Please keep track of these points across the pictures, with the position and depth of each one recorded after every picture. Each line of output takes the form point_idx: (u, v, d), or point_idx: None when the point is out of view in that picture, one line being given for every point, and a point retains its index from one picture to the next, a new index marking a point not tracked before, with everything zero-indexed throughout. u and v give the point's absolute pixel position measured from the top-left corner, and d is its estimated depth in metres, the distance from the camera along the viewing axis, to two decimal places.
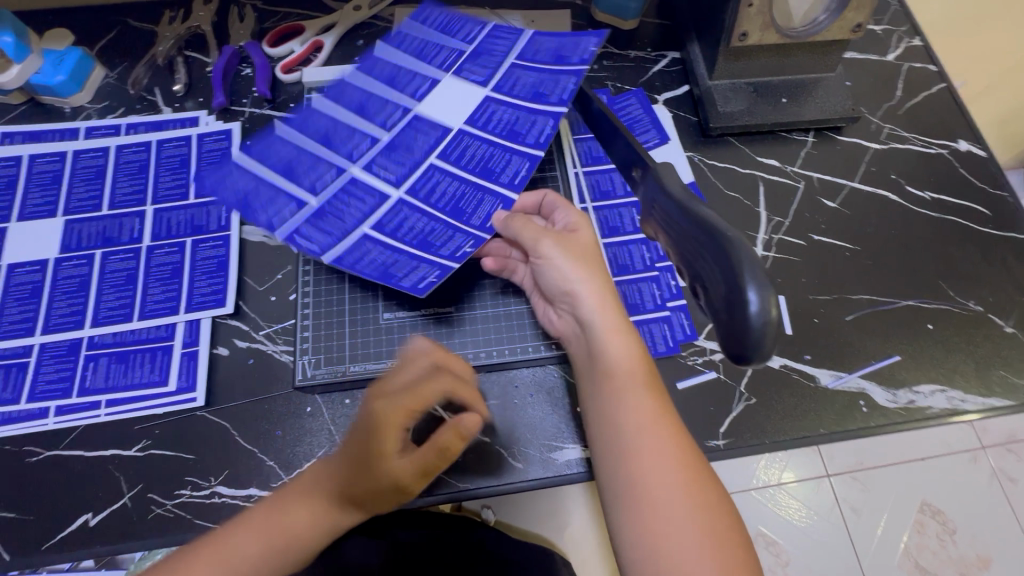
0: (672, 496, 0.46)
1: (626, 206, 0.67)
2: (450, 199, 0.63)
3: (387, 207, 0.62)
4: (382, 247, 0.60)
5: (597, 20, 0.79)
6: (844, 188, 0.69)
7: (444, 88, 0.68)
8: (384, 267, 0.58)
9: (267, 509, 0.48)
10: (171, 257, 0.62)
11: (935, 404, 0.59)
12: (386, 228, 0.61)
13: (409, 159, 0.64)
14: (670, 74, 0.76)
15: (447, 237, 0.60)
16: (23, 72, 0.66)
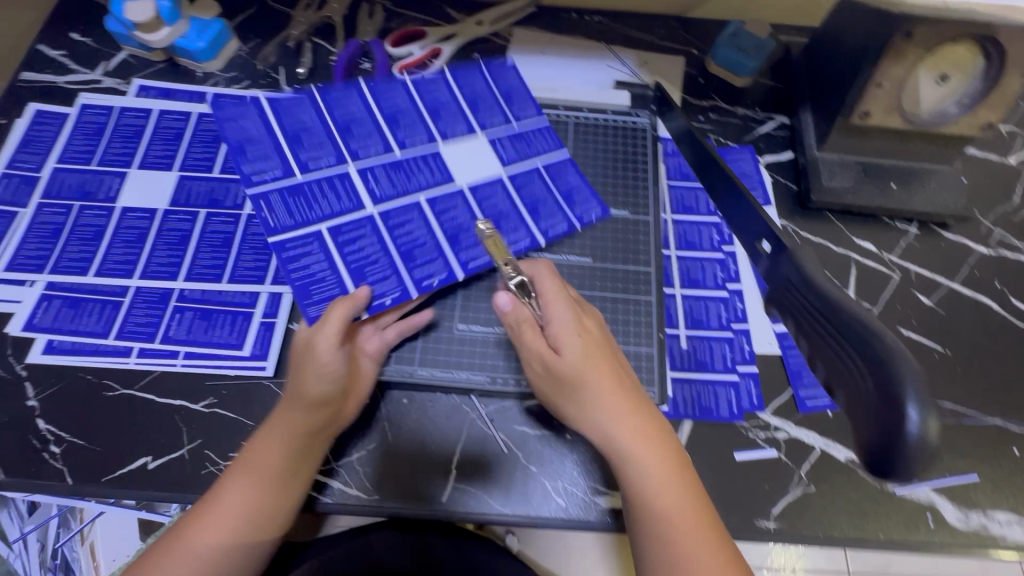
0: (686, 527, 0.47)
1: (710, 262, 0.66)
2: (453, 226, 0.60)
3: (350, 220, 0.57)
4: (322, 257, 0.55)
5: (710, 72, 0.79)
6: (941, 287, 0.66)
7: (459, 146, 0.63)
8: (324, 279, 0.55)
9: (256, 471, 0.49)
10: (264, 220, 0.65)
11: (1010, 535, 0.55)
12: (338, 237, 0.56)
13: (399, 186, 0.60)
14: (776, 138, 0.75)
15: (431, 261, 0.58)
16: (171, 35, 0.70)
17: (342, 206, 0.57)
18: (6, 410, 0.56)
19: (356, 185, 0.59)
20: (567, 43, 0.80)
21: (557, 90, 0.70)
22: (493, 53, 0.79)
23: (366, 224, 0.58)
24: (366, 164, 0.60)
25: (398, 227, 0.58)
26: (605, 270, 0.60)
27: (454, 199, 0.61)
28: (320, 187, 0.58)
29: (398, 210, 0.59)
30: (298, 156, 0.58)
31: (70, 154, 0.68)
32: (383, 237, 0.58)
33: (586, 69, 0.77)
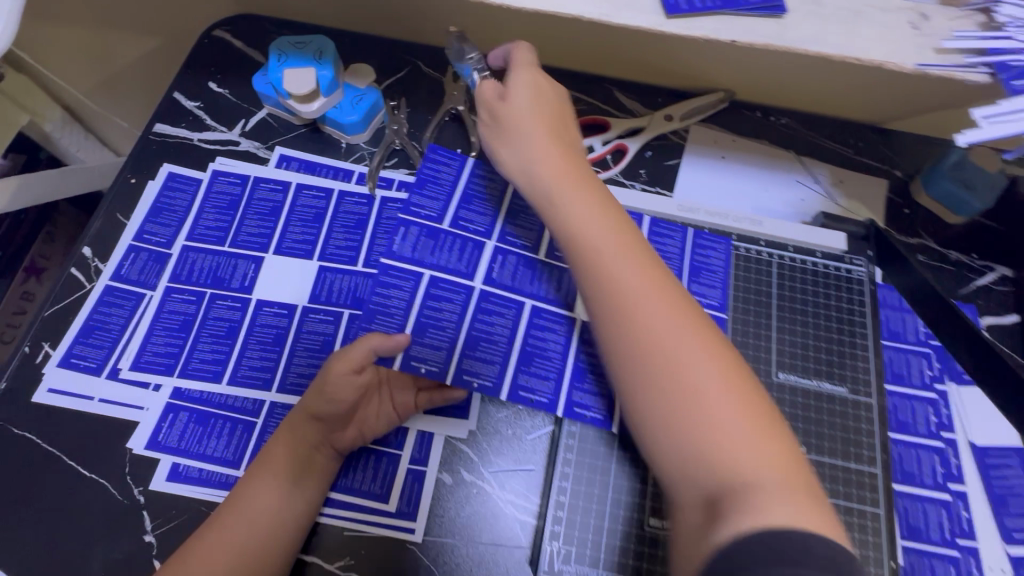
0: (733, 426, 0.37)
1: (928, 450, 0.55)
2: (540, 352, 0.54)
3: (452, 282, 0.55)
4: (457, 314, 0.54)
5: (917, 201, 0.68)
6: None
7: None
8: (444, 330, 0.53)
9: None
10: (402, 287, 0.54)
11: None
12: (482, 304, 0.55)
13: (518, 288, 0.56)
14: (999, 294, 0.64)
15: (543, 377, 0.53)
16: (324, 106, 0.63)
17: (455, 269, 0.55)
18: (122, 545, 0.49)
19: (481, 259, 0.56)
20: (753, 147, 0.70)
21: (761, 221, 0.60)
22: (668, 152, 0.69)
23: (511, 307, 0.55)
24: (507, 246, 0.58)
25: (539, 330, 0.55)
26: (822, 467, 0.50)
27: (559, 324, 0.55)
28: (455, 241, 0.57)
29: (548, 317, 0.55)
30: (459, 211, 0.58)
31: (201, 230, 0.61)
32: (518, 332, 0.54)
33: (775, 183, 0.68)
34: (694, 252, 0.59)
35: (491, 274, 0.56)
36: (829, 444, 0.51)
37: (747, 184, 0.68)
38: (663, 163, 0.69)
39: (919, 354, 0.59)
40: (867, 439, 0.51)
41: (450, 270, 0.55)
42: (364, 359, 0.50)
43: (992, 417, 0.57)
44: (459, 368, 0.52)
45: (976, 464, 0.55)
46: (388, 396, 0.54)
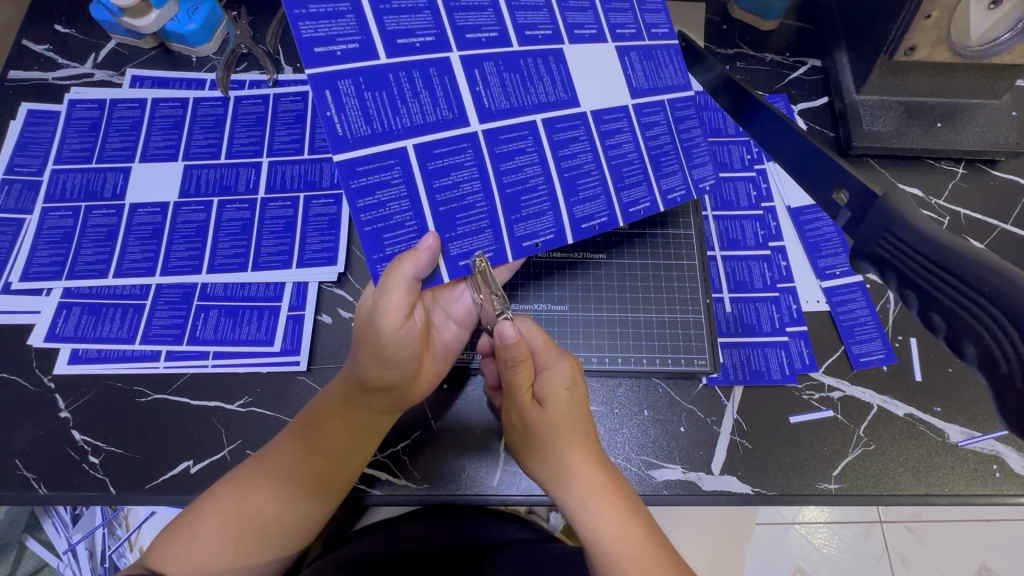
0: (630, 539, 0.43)
1: (749, 219, 0.62)
2: (574, 170, 0.49)
3: (447, 139, 0.44)
4: (476, 173, 0.45)
5: (733, 18, 0.74)
6: (994, 229, 0.63)
7: (590, 50, 0.50)
8: (475, 207, 0.45)
9: (246, 521, 0.45)
10: (390, 181, 0.42)
11: None
12: (495, 147, 0.46)
13: (513, 97, 0.46)
14: (809, 83, 0.71)
15: (592, 199, 0.49)
16: (159, 20, 0.66)
17: (442, 117, 0.44)
18: (41, 424, 0.54)
19: (460, 83, 0.44)
20: None
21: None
22: None
23: (526, 132, 0.47)
24: (474, 50, 0.45)
25: (562, 148, 0.48)
26: (643, 237, 0.59)
27: (575, 125, 0.49)
28: (411, 78, 0.43)
29: (563, 123, 0.48)
30: (386, 24, 0.42)
31: (67, 154, 0.65)
32: (545, 158, 0.48)
33: None
34: (649, 31, 0.53)
35: (484, 104, 0.45)
36: (650, 218, 0.60)
37: None
38: None
39: (739, 143, 0.66)
40: (680, 210, 0.61)
41: (426, 119, 0.43)
42: (410, 294, 0.42)
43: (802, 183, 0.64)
44: (514, 235, 0.46)
45: (792, 222, 0.62)
46: (443, 310, 0.52)
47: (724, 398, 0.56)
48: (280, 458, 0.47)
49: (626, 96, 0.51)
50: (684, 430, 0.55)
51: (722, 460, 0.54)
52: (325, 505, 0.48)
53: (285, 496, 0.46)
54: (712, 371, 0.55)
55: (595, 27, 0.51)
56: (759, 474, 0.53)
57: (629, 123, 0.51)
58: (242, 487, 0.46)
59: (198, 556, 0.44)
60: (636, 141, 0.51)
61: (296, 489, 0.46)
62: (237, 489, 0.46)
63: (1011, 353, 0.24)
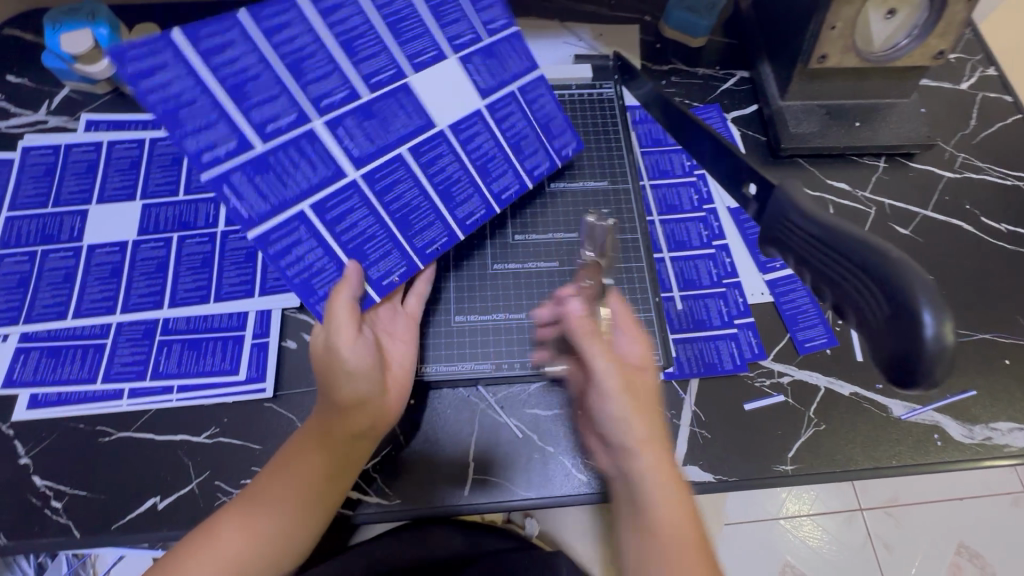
0: (683, 539, 0.43)
1: (694, 221, 0.66)
2: (445, 178, 0.56)
3: (333, 193, 0.50)
4: (367, 211, 0.52)
5: (666, 37, 0.79)
6: (916, 216, 0.68)
7: (434, 71, 0.54)
8: (376, 235, 0.53)
9: (220, 560, 0.45)
10: (299, 239, 0.49)
11: (1012, 443, 0.57)
12: (375, 185, 0.52)
13: (374, 139, 0.52)
14: (739, 93, 0.76)
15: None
16: (114, 64, 0.68)
17: (322, 176, 0.50)
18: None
19: (330, 148, 0.50)
20: (520, 24, 0.79)
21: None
22: None
23: (394, 165, 0.53)
24: (333, 113, 0.49)
25: (431, 164, 0.55)
26: None
27: (437, 143, 0.55)
28: (288, 153, 0.48)
29: (426, 145, 0.55)
30: (253, 117, 0.46)
31: (22, 200, 0.65)
32: (418, 177, 0.55)
33: (542, 47, 0.77)
34: (486, 29, 0.57)
35: (353, 152, 0.51)
36: None
37: None
38: None
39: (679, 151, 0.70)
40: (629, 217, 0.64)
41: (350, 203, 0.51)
42: (353, 314, 0.49)
43: None
44: (416, 247, 0.55)
45: (733, 221, 0.66)
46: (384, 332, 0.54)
47: (682, 391, 0.58)
48: (258, 489, 0.47)
49: (476, 98, 0.57)
50: None
51: (684, 453, 0.56)
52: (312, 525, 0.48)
53: (263, 523, 0.46)
54: (666, 366, 0.57)
55: (432, 51, 0.54)
56: (719, 462, 0.56)
57: (486, 125, 0.58)
58: (218, 528, 0.46)
59: None
60: (512, 164, 0.60)
61: (276, 512, 0.47)
62: (214, 531, 0.46)
63: (879, 312, 0.30)
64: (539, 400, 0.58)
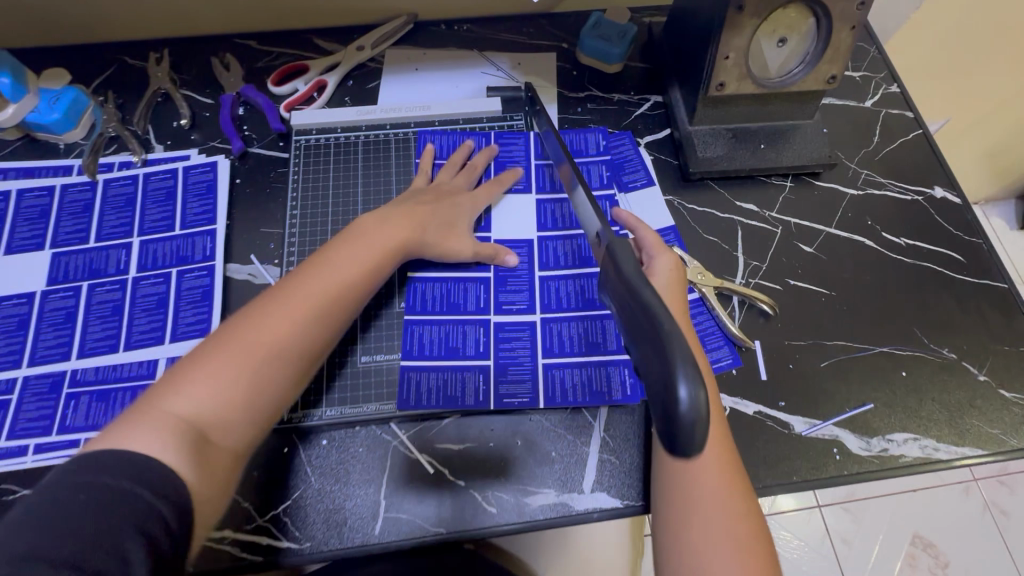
0: (718, 514, 0.46)
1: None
2: (580, 297, 0.65)
3: (484, 343, 0.62)
4: (529, 343, 0.62)
5: (582, 63, 0.81)
6: (821, 234, 0.71)
7: (505, 202, 0.70)
8: (519, 355, 0.62)
9: (235, 381, 0.47)
10: (473, 383, 0.60)
11: (908, 453, 0.59)
12: (500, 333, 0.63)
13: (504, 297, 0.65)
14: (653, 117, 0.77)
15: (518, 291, 0.65)
16: (20, 111, 0.68)
17: (471, 318, 0.64)
18: None
19: (430, 318, 0.64)
20: (440, 55, 0.80)
21: (431, 107, 0.73)
22: (369, 77, 0.78)
23: (527, 285, 0.65)
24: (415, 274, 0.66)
25: (545, 260, 0.67)
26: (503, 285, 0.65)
27: (546, 247, 0.68)
28: (419, 331, 0.63)
29: (512, 242, 0.68)
30: (150, 249, 0.65)
31: None
32: (533, 283, 0.65)
33: (460, 78, 0.78)
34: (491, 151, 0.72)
35: (468, 309, 0.64)
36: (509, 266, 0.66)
37: (438, 84, 0.78)
38: (365, 87, 0.78)
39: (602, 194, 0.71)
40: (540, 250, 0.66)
41: (482, 357, 0.62)
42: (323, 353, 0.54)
43: (652, 211, 0.71)
44: (546, 365, 0.61)
45: None
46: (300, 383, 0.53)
47: (591, 418, 0.60)
48: (239, 321, 0.50)
49: (530, 195, 0.70)
50: (556, 455, 0.58)
51: (592, 479, 0.57)
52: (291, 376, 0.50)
53: (272, 353, 0.49)
54: (563, 404, 0.60)
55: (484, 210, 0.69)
56: (627, 488, 0.57)
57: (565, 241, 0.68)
58: (230, 342, 0.48)
59: (202, 391, 0.45)
60: (568, 240, 0.68)
61: (275, 348, 0.49)
62: (228, 342, 0.48)
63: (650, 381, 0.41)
64: (450, 433, 0.59)
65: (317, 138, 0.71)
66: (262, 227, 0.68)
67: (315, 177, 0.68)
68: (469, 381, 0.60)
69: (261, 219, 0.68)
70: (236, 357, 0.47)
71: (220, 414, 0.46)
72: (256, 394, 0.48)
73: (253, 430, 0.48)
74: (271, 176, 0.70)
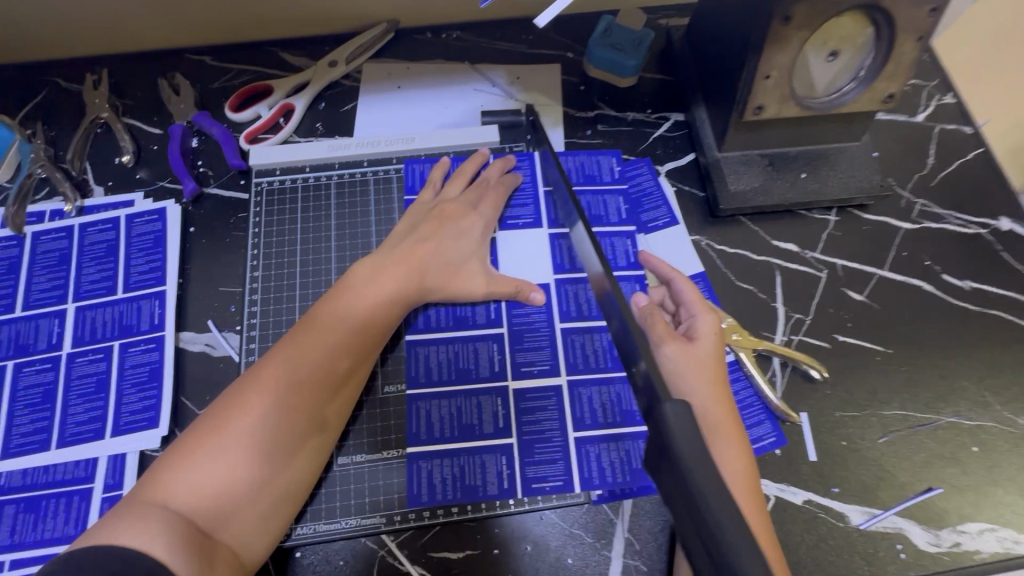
0: None
1: (628, 279, 0.58)
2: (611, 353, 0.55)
3: (506, 418, 0.52)
4: (556, 415, 0.53)
5: (590, 76, 0.70)
6: (872, 277, 0.61)
7: (513, 238, 0.59)
8: (551, 435, 0.52)
9: (233, 467, 0.42)
10: (490, 472, 0.51)
11: (984, 548, 0.50)
12: (521, 402, 0.53)
13: (520, 359, 0.54)
14: (674, 139, 0.67)
15: (537, 348, 0.55)
16: None
17: (485, 385, 0.53)
18: None
19: (436, 387, 0.53)
20: (425, 69, 0.69)
21: (415, 138, 0.62)
22: (344, 98, 0.67)
23: (548, 340, 0.55)
24: (415, 336, 0.55)
25: (565, 306, 0.56)
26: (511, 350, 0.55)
27: (566, 290, 0.57)
28: (425, 406, 0.52)
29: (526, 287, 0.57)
30: (88, 318, 0.55)
31: None
32: (555, 338, 0.55)
33: (449, 97, 0.67)
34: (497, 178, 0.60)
35: (483, 376, 0.54)
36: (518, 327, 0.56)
37: (424, 105, 0.67)
38: (339, 110, 0.67)
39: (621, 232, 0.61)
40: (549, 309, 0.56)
41: (504, 435, 0.52)
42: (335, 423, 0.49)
43: (677, 256, 0.61)
44: (579, 440, 0.52)
45: None
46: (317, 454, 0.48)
47: (613, 515, 0.50)
48: (237, 394, 0.45)
49: (543, 227, 0.59)
50: (572, 562, 0.49)
51: None
52: (294, 454, 0.45)
53: (274, 430, 0.44)
54: (585, 502, 0.50)
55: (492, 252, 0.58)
56: None
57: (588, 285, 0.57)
58: (230, 421, 0.43)
59: (200, 481, 0.41)
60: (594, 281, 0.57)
61: (278, 422, 0.44)
62: (228, 421, 0.43)
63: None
64: (447, 539, 0.49)
65: (280, 180, 0.60)
66: (220, 285, 0.58)
67: (281, 225, 0.58)
68: (488, 462, 0.51)
69: (220, 276, 0.58)
70: (220, 462, 0.42)
71: (224, 506, 0.41)
72: (260, 480, 0.43)
73: (257, 518, 0.43)
74: (231, 222, 0.60)
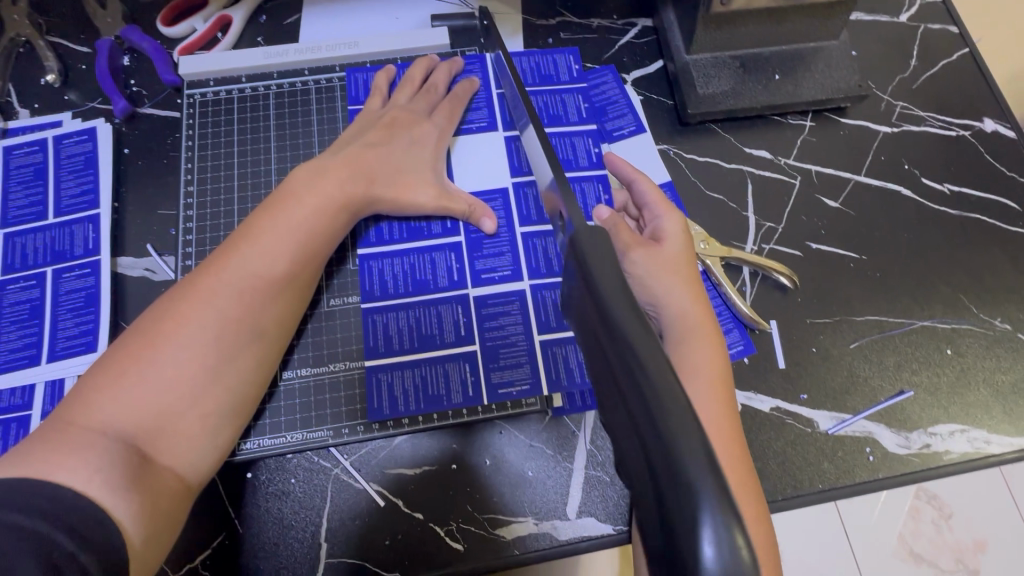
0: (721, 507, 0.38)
1: (591, 179, 0.55)
2: None
3: (467, 325, 0.50)
4: (520, 319, 0.50)
5: None
6: (848, 183, 0.58)
7: (469, 144, 0.56)
8: (515, 341, 0.50)
9: (170, 375, 0.39)
10: (452, 380, 0.48)
11: (954, 448, 0.49)
12: (482, 309, 0.50)
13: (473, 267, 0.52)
14: (642, 46, 0.63)
15: (498, 255, 0.52)
16: None
17: (443, 293, 0.51)
18: None
19: (392, 297, 0.51)
20: None
21: (360, 44, 0.58)
22: (286, 10, 0.62)
23: (507, 244, 0.52)
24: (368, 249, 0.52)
25: (523, 209, 0.54)
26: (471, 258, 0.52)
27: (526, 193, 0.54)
28: (382, 318, 0.50)
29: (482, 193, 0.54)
30: (18, 245, 0.52)
31: None
32: (515, 244, 0.52)
33: (399, 5, 0.63)
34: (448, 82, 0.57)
35: (442, 284, 0.51)
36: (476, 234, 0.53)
37: (372, 14, 0.62)
38: (281, 23, 0.62)
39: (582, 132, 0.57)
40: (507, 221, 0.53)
41: (465, 344, 0.49)
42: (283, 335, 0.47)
43: (644, 164, 0.58)
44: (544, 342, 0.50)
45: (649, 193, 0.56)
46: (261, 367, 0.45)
47: (574, 427, 0.49)
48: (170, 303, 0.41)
49: (499, 130, 0.56)
50: (532, 475, 0.48)
51: (578, 502, 0.47)
52: (238, 362, 0.43)
53: (214, 336, 0.41)
54: (545, 412, 0.49)
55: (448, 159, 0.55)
56: (619, 510, 0.47)
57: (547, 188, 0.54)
58: (162, 330, 0.40)
59: (133, 392, 0.38)
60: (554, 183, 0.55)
61: (218, 330, 0.42)
62: (161, 331, 0.40)
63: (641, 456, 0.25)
64: (404, 456, 0.48)
65: (215, 93, 0.56)
66: (159, 208, 0.54)
67: (218, 139, 0.55)
68: (449, 368, 0.49)
69: (158, 199, 0.55)
70: (159, 373, 0.39)
71: (163, 415, 0.39)
72: (201, 389, 0.41)
73: (198, 428, 0.41)
74: (167, 143, 0.56)
